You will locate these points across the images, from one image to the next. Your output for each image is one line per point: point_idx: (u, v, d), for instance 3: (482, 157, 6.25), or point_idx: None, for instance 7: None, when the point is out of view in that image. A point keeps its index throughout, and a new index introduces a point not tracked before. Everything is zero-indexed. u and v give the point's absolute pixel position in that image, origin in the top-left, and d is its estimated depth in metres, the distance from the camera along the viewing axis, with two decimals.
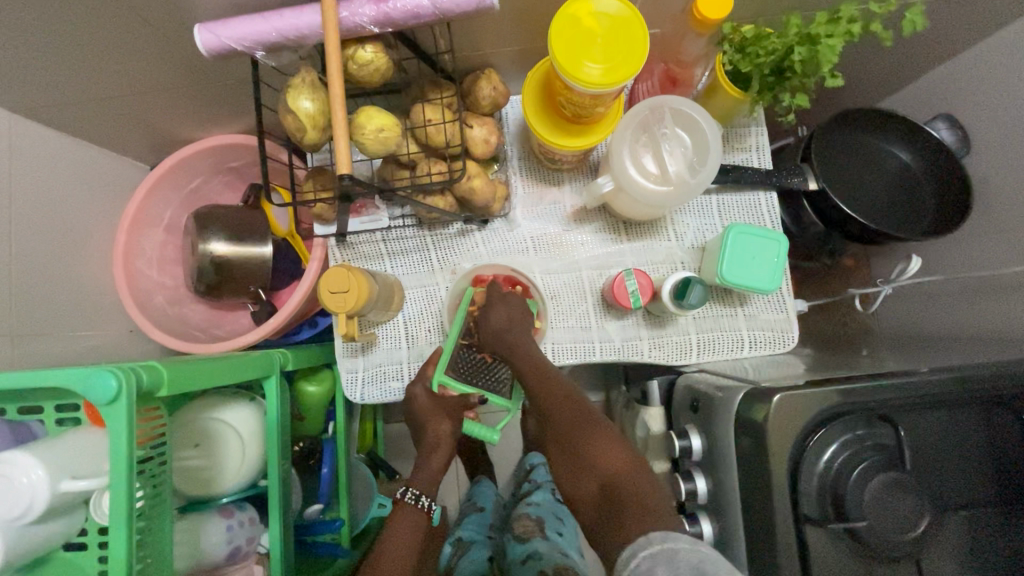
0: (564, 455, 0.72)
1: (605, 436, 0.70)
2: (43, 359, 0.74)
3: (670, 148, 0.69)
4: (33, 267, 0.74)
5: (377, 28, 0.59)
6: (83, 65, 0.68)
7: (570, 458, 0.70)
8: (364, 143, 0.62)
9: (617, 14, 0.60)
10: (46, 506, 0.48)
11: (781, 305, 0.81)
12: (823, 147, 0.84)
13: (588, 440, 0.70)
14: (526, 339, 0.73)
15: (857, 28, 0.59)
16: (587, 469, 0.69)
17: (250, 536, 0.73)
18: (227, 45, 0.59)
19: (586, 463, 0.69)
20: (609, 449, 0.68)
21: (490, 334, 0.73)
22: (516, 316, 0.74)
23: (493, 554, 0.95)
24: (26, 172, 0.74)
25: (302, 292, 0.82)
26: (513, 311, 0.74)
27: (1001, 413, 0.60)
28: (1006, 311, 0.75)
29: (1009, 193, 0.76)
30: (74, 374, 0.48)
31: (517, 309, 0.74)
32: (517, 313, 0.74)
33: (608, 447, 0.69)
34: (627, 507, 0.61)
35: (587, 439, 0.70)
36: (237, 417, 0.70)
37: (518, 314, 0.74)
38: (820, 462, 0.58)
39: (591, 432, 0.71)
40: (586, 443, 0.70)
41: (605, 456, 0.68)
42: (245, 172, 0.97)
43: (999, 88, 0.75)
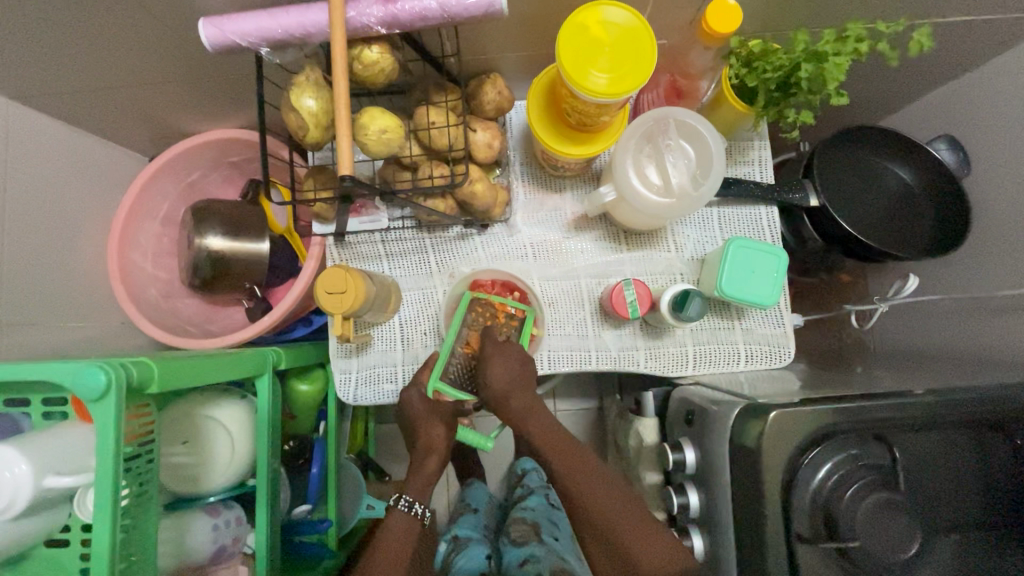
0: (600, 551, 0.68)
1: (659, 543, 0.64)
2: (32, 350, 0.73)
3: (674, 159, 0.69)
4: (25, 255, 0.73)
5: (384, 29, 0.59)
6: (84, 54, 0.67)
7: (613, 561, 0.67)
8: (366, 144, 0.62)
9: (626, 24, 0.59)
10: (28, 502, 0.47)
11: (778, 318, 0.81)
12: (825, 165, 0.84)
13: (637, 546, 0.65)
14: (527, 398, 0.72)
15: (865, 47, 0.59)
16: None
17: (237, 535, 0.72)
18: (231, 40, 0.59)
19: (633, 570, 0.64)
20: (653, 547, 0.64)
21: (494, 393, 0.71)
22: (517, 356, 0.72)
23: (490, 552, 0.93)
24: (23, 159, 0.73)
25: (297, 291, 0.81)
26: (513, 365, 0.71)
27: (995, 436, 0.60)
28: (1002, 333, 0.75)
29: (1007, 216, 0.77)
30: (62, 370, 0.47)
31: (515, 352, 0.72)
32: (515, 357, 0.72)
33: (653, 545, 0.64)
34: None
35: (632, 545, 0.65)
36: (227, 415, 0.69)
37: (519, 368, 0.72)
38: (812, 481, 0.57)
39: (636, 530, 0.66)
40: (633, 545, 0.65)
41: (660, 563, 0.63)
42: (244, 167, 0.96)
43: (1002, 112, 0.76)
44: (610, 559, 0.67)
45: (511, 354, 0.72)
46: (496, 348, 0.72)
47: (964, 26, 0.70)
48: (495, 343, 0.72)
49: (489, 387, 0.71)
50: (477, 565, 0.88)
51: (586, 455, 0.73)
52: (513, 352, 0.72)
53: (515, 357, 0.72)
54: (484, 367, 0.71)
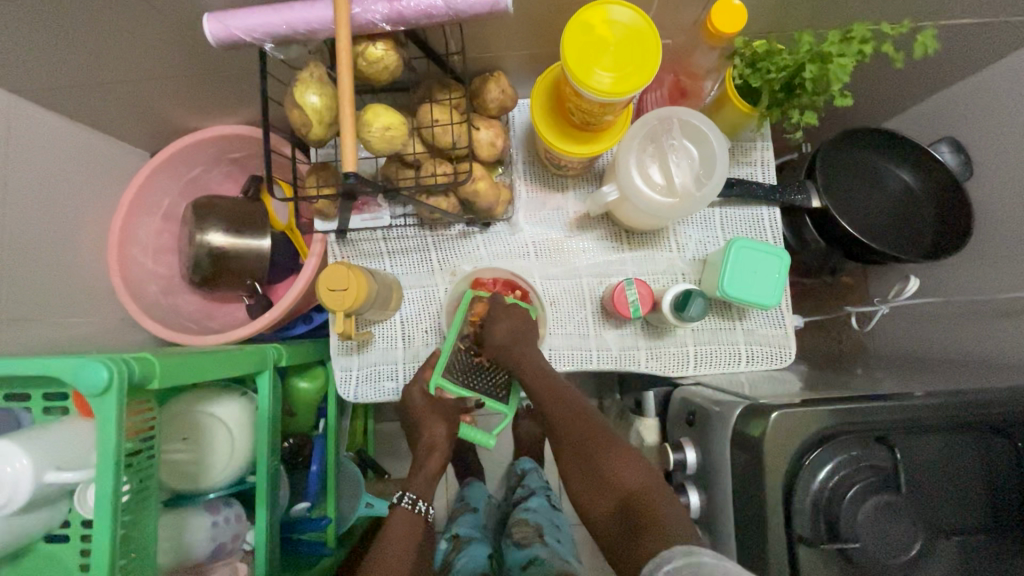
0: (574, 465, 0.70)
1: (635, 460, 0.67)
2: (32, 345, 0.72)
3: (676, 160, 0.69)
4: (25, 249, 0.73)
5: (389, 26, 0.58)
6: (87, 48, 0.67)
7: (583, 471, 0.69)
8: (370, 141, 0.62)
9: (631, 23, 0.59)
10: (29, 498, 0.47)
11: (779, 320, 0.81)
12: (828, 165, 0.84)
13: (608, 455, 0.68)
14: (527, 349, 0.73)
15: (870, 48, 0.59)
16: (606, 486, 0.67)
17: (235, 533, 0.72)
18: (235, 35, 0.58)
19: (601, 477, 0.67)
20: (628, 465, 0.67)
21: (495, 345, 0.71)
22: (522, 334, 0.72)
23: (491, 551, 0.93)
24: (24, 154, 0.73)
25: (299, 288, 0.81)
26: (516, 325, 0.72)
27: (996, 438, 0.60)
28: (1003, 336, 0.75)
29: (1010, 220, 0.77)
30: (64, 365, 0.47)
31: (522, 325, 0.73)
32: (523, 346, 0.73)
33: (626, 462, 0.67)
34: (646, 528, 0.59)
35: (604, 454, 0.68)
36: (226, 411, 0.69)
37: (520, 326, 0.73)
38: (815, 482, 0.57)
39: (610, 443, 0.69)
40: (603, 456, 0.68)
41: (629, 478, 0.66)
42: (246, 164, 0.96)
43: (1004, 115, 0.76)
44: (580, 470, 0.69)
45: (516, 315, 0.73)
46: (501, 320, 0.72)
47: (968, 28, 0.70)
48: (500, 311, 0.73)
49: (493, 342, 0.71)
50: (479, 564, 0.87)
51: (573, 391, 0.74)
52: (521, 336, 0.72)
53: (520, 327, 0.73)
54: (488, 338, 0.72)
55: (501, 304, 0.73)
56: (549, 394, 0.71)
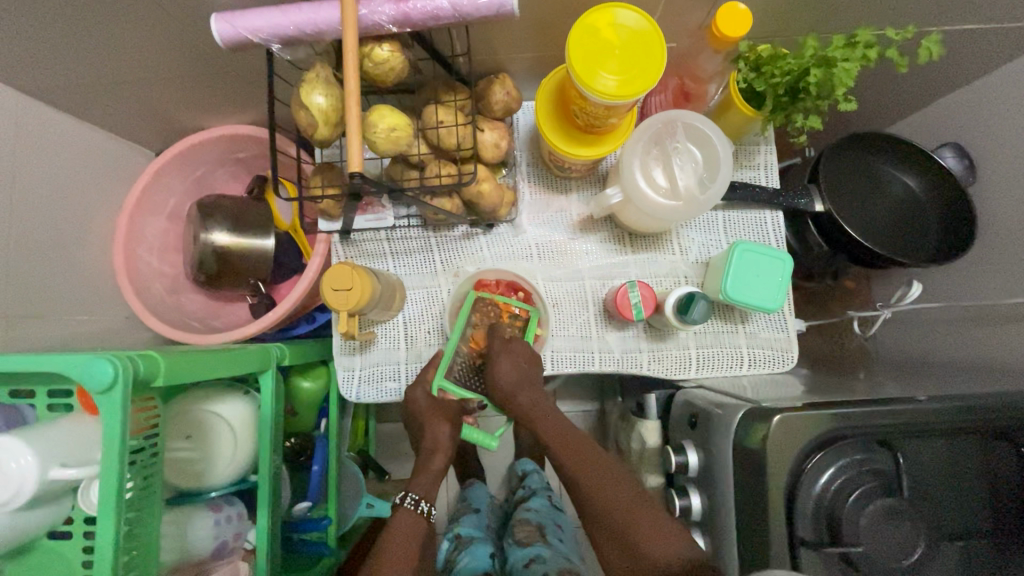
0: (606, 541, 0.64)
1: (676, 539, 0.60)
2: (37, 343, 0.73)
3: (682, 163, 0.69)
4: (32, 247, 0.73)
5: (395, 27, 0.59)
6: (96, 48, 0.68)
7: (616, 547, 0.63)
8: (375, 143, 0.62)
9: (636, 26, 0.59)
10: (34, 493, 0.47)
11: (782, 323, 0.81)
12: (831, 170, 0.84)
13: (643, 532, 0.62)
14: (533, 390, 0.71)
15: (874, 53, 0.59)
16: (645, 570, 0.60)
17: (237, 531, 0.72)
18: (243, 36, 0.59)
19: (638, 560, 0.60)
20: (662, 539, 0.60)
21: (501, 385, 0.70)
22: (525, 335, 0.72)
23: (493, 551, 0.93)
24: (32, 152, 0.73)
25: (302, 288, 0.82)
26: (519, 363, 0.71)
27: (999, 444, 0.60)
28: (1007, 342, 0.75)
29: (1012, 225, 0.77)
30: (70, 362, 0.47)
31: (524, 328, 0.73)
32: (524, 348, 0.73)
33: (661, 537, 0.61)
34: None
35: (638, 531, 0.62)
36: (229, 410, 0.69)
37: (524, 363, 0.72)
38: (815, 485, 0.57)
39: (644, 517, 0.63)
40: (638, 532, 0.62)
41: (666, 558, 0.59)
42: (251, 163, 0.96)
43: (1008, 121, 0.76)
44: (615, 546, 0.63)
45: (517, 352, 0.72)
46: (501, 344, 0.73)
47: (972, 34, 0.70)
48: (501, 338, 0.73)
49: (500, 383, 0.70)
50: (481, 564, 0.87)
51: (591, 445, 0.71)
52: (522, 343, 0.73)
53: (525, 355, 0.72)
54: (490, 362, 0.72)
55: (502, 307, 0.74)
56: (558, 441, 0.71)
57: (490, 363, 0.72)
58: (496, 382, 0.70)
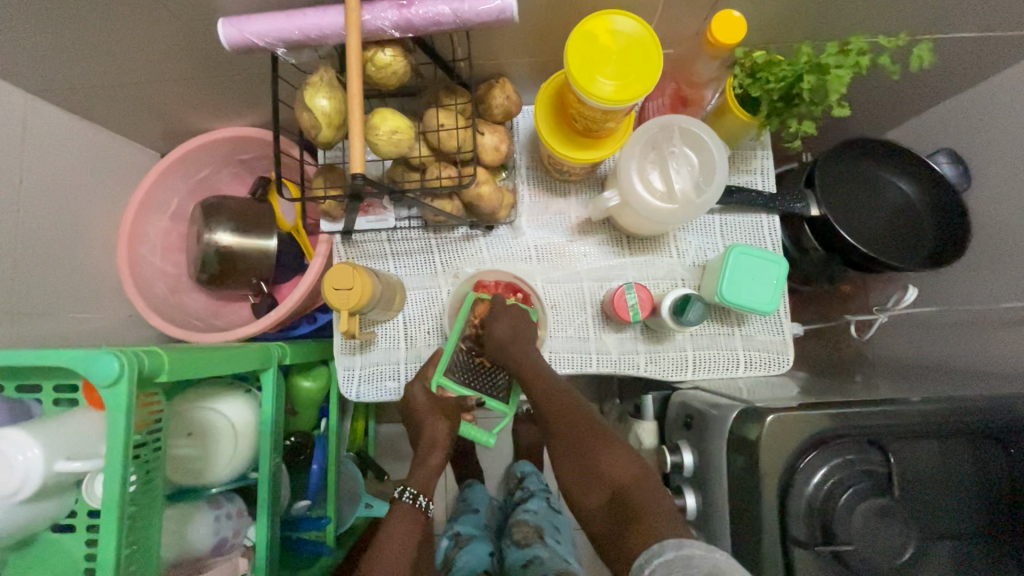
0: (566, 456, 0.71)
1: (631, 458, 0.66)
2: (42, 339, 0.74)
3: (677, 166, 0.70)
4: (38, 245, 0.74)
5: (398, 33, 0.60)
6: (104, 50, 0.69)
7: (575, 464, 0.69)
8: (377, 144, 0.63)
9: (633, 33, 0.61)
10: (39, 486, 0.48)
11: (778, 326, 0.82)
12: (828, 175, 0.85)
13: (599, 451, 0.68)
14: (527, 346, 0.74)
15: (866, 61, 0.61)
16: (596, 479, 0.67)
17: (237, 528, 0.73)
18: (248, 40, 0.60)
19: (594, 471, 0.67)
20: (618, 459, 0.66)
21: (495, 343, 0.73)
22: (523, 340, 0.74)
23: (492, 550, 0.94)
24: (39, 152, 0.75)
25: (303, 288, 0.83)
26: (516, 323, 0.74)
27: (991, 446, 0.61)
28: (1001, 345, 0.76)
29: (1006, 231, 0.78)
30: (75, 356, 0.48)
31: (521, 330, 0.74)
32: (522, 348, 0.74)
33: (616, 454, 0.67)
34: (634, 518, 0.59)
35: (596, 452, 0.68)
36: (230, 407, 0.70)
37: (520, 325, 0.74)
38: (809, 485, 0.58)
39: (603, 440, 0.69)
40: (596, 451, 0.68)
41: (616, 470, 0.66)
42: (254, 165, 0.97)
43: (1002, 128, 0.77)
44: (574, 464, 0.69)
45: (515, 315, 0.75)
46: (500, 317, 0.74)
47: (965, 42, 0.71)
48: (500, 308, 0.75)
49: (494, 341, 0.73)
50: (481, 563, 0.89)
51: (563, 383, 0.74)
52: (521, 340, 0.74)
53: (517, 317, 0.75)
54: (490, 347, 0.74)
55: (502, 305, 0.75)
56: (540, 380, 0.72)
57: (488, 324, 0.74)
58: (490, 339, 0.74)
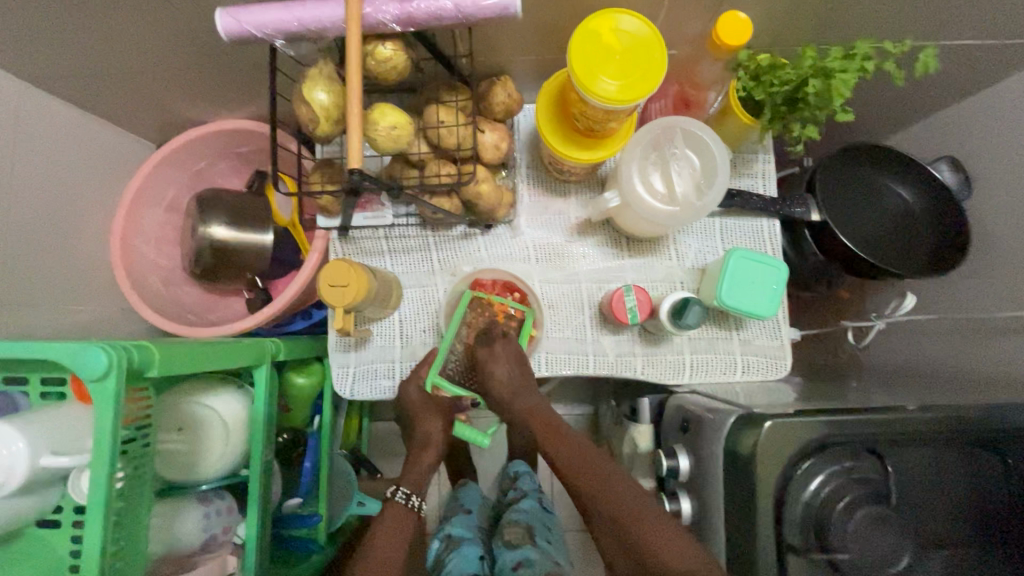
0: (624, 558, 0.62)
1: (665, 530, 0.60)
2: (31, 331, 0.73)
3: (678, 168, 0.70)
4: (28, 234, 0.73)
5: (399, 27, 0.59)
6: (98, 37, 0.68)
7: (634, 562, 0.60)
8: (375, 140, 0.63)
9: (638, 32, 0.60)
10: (23, 481, 0.47)
11: (775, 331, 0.82)
12: (828, 183, 0.84)
13: (650, 536, 0.60)
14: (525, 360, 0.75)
15: (872, 65, 0.60)
16: (652, 575, 0.58)
17: (227, 525, 0.72)
18: (246, 30, 0.59)
19: (642, 558, 0.59)
20: (667, 545, 0.58)
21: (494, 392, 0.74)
22: None
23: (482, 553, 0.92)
24: (31, 139, 0.73)
25: (300, 282, 0.81)
26: (514, 368, 0.75)
27: (988, 454, 0.61)
28: (1000, 353, 0.76)
29: (1006, 240, 0.78)
30: (63, 349, 0.47)
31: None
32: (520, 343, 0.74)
33: (667, 542, 0.59)
34: None
35: (645, 533, 0.60)
36: (222, 403, 0.69)
37: (519, 367, 0.75)
38: (804, 492, 0.58)
39: (650, 521, 0.61)
40: (649, 541, 0.59)
41: (673, 560, 0.57)
42: (251, 158, 0.96)
43: (1002, 136, 0.77)
44: (635, 571, 0.60)
45: (510, 355, 0.75)
46: (489, 349, 0.76)
47: (970, 47, 0.71)
48: (487, 342, 0.76)
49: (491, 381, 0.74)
50: (471, 565, 0.86)
51: (590, 449, 0.70)
52: (510, 352, 0.76)
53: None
54: (484, 370, 0.75)
55: (496, 333, 0.76)
56: (547, 431, 0.72)
57: (484, 368, 0.75)
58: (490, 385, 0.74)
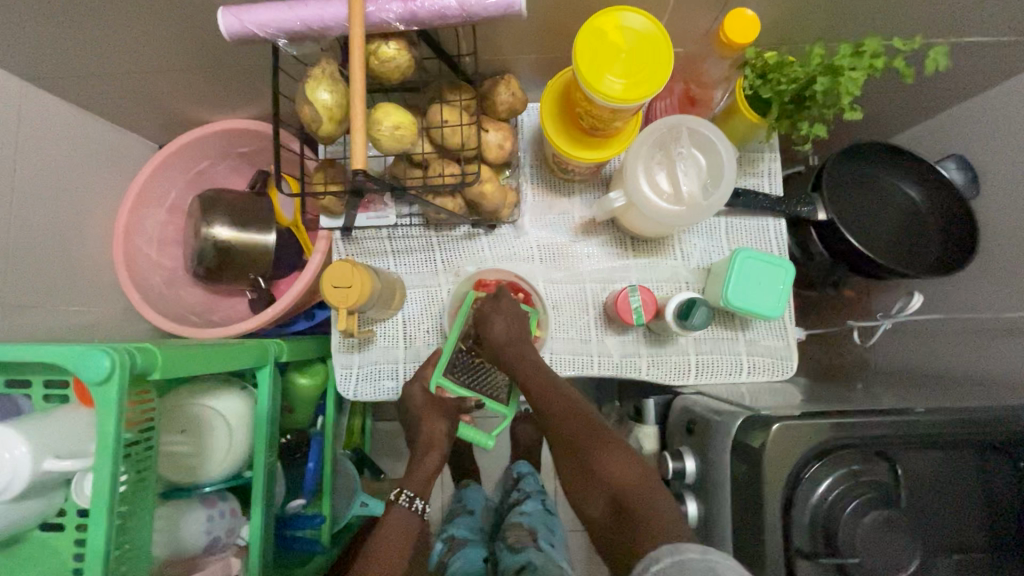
0: (569, 467, 0.65)
1: (612, 447, 0.64)
2: (34, 332, 0.73)
3: (684, 167, 0.69)
4: (31, 235, 0.73)
5: (402, 26, 0.59)
6: (99, 38, 0.67)
7: (577, 470, 0.64)
8: (379, 140, 0.62)
9: (644, 31, 0.59)
10: (26, 486, 0.47)
11: (781, 331, 0.81)
12: (836, 181, 0.83)
13: (598, 450, 0.63)
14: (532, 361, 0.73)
15: (881, 63, 0.59)
16: (595, 481, 0.62)
17: (230, 528, 0.72)
18: (248, 30, 0.59)
19: (588, 467, 0.63)
20: (613, 458, 0.62)
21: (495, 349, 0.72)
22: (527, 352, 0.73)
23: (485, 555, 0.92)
24: (33, 140, 0.73)
25: (303, 283, 0.81)
26: (514, 322, 0.73)
27: (998, 457, 0.60)
28: (1007, 353, 0.75)
29: (1013, 239, 0.77)
30: (65, 352, 0.47)
31: (516, 321, 0.74)
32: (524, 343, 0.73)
33: (614, 457, 0.62)
34: (639, 529, 0.54)
35: (595, 449, 0.64)
36: (225, 405, 0.69)
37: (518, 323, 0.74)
38: (812, 496, 0.57)
39: (599, 437, 0.65)
40: (598, 455, 0.63)
41: (617, 471, 0.61)
42: (253, 159, 0.96)
43: (1009, 135, 0.76)
44: (576, 477, 0.64)
45: (511, 313, 0.74)
46: (492, 304, 0.74)
47: (979, 44, 0.70)
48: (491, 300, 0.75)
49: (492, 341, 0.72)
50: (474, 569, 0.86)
51: (560, 383, 0.71)
52: (513, 311, 0.74)
53: (515, 314, 0.74)
54: (485, 324, 0.73)
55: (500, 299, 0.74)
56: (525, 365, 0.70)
57: (484, 323, 0.73)
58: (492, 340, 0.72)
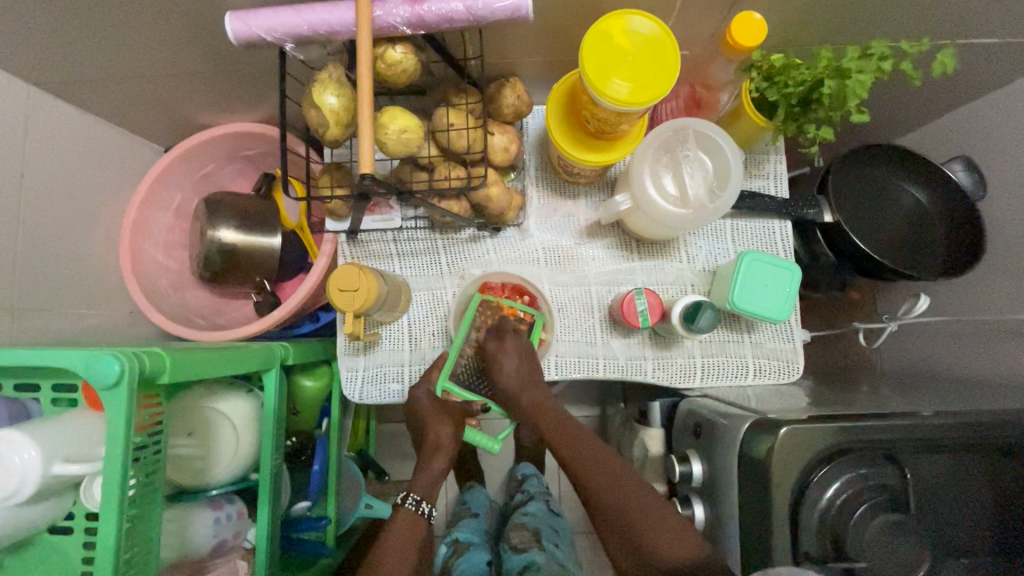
0: (620, 546, 0.65)
1: (660, 519, 0.63)
2: (42, 335, 0.73)
3: (691, 170, 0.69)
4: (39, 238, 0.73)
5: (409, 30, 0.59)
6: (107, 42, 0.68)
7: (628, 548, 0.64)
8: (385, 144, 0.62)
9: (651, 34, 0.59)
10: (36, 489, 0.47)
11: (788, 334, 0.81)
12: (841, 184, 0.83)
13: (644, 526, 0.63)
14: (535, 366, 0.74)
15: (889, 66, 0.59)
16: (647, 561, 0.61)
17: (237, 529, 0.72)
18: (256, 34, 0.59)
19: (638, 544, 0.63)
20: (664, 535, 0.62)
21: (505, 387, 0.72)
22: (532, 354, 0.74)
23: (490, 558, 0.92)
24: (41, 144, 0.73)
25: (309, 285, 0.81)
26: (523, 362, 0.73)
27: (1009, 461, 0.60)
28: (1013, 355, 0.75)
29: (1020, 241, 0.77)
30: (74, 357, 0.47)
31: (526, 358, 0.73)
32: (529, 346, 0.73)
33: (664, 533, 0.62)
34: None
35: (640, 520, 0.64)
36: (232, 408, 0.69)
37: (527, 362, 0.73)
38: (821, 499, 0.57)
39: (645, 509, 0.64)
40: (646, 532, 0.63)
41: (668, 548, 0.60)
42: (259, 161, 0.96)
43: (1016, 137, 0.76)
44: (630, 556, 0.64)
45: (516, 343, 0.74)
46: (498, 342, 0.74)
47: (987, 46, 0.70)
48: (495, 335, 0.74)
49: (503, 374, 0.72)
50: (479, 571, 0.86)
51: (586, 436, 0.72)
52: (519, 346, 0.74)
53: (523, 349, 0.74)
54: (493, 363, 0.73)
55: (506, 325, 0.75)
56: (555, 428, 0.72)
57: (491, 363, 0.73)
58: (500, 379, 0.72)
